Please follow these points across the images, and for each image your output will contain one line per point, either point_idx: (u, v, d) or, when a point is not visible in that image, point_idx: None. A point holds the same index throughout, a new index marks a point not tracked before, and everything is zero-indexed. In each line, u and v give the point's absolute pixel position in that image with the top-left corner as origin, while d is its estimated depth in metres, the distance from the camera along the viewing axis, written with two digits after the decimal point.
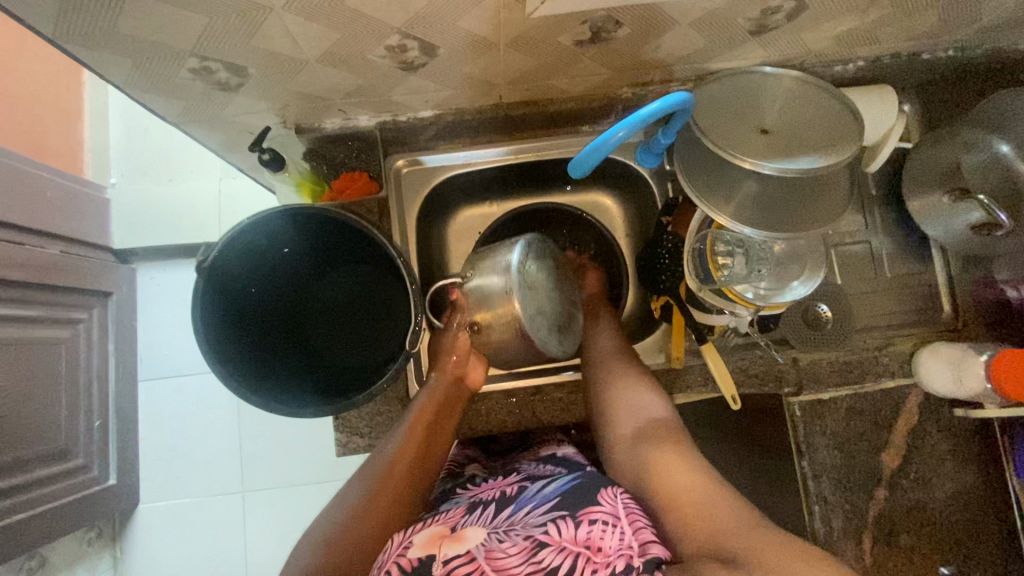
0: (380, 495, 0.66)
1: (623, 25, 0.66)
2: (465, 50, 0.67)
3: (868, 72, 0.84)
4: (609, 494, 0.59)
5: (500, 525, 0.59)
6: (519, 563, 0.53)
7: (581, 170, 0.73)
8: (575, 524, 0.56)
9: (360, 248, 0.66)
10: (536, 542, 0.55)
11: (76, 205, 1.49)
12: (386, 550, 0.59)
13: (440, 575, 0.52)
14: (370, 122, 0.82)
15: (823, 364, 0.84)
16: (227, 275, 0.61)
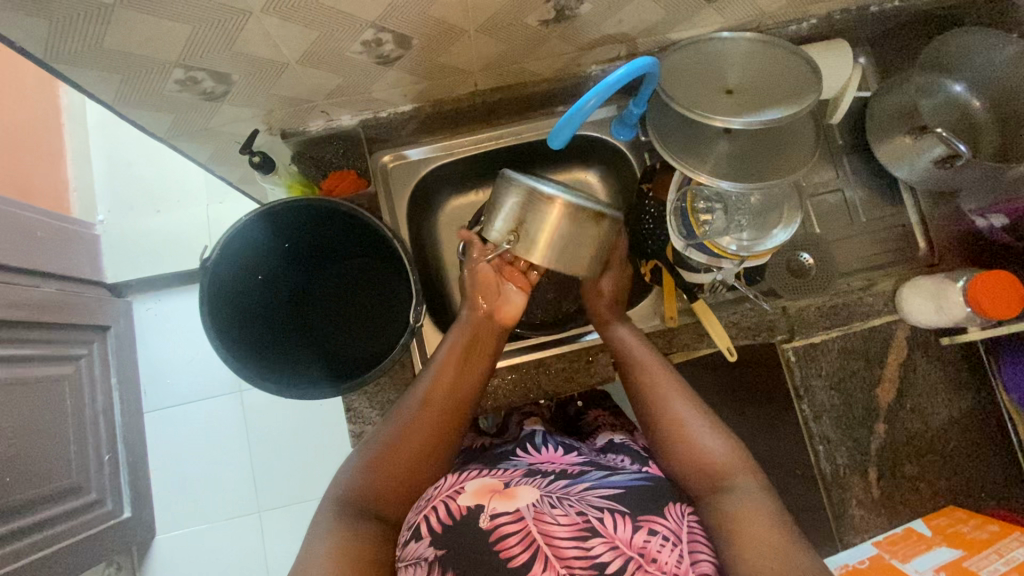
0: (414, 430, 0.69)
1: (585, 1, 0.70)
2: (437, 41, 0.71)
3: (821, 28, 0.89)
4: (675, 511, 0.61)
5: (554, 492, 0.61)
6: (568, 535, 0.55)
7: (560, 139, 0.75)
8: (632, 527, 0.57)
9: (352, 234, 0.68)
10: (590, 521, 0.56)
11: (68, 242, 1.50)
12: (437, 488, 0.65)
13: (486, 529, 0.55)
14: (352, 121, 0.85)
15: (811, 310, 0.88)
16: (227, 277, 0.63)
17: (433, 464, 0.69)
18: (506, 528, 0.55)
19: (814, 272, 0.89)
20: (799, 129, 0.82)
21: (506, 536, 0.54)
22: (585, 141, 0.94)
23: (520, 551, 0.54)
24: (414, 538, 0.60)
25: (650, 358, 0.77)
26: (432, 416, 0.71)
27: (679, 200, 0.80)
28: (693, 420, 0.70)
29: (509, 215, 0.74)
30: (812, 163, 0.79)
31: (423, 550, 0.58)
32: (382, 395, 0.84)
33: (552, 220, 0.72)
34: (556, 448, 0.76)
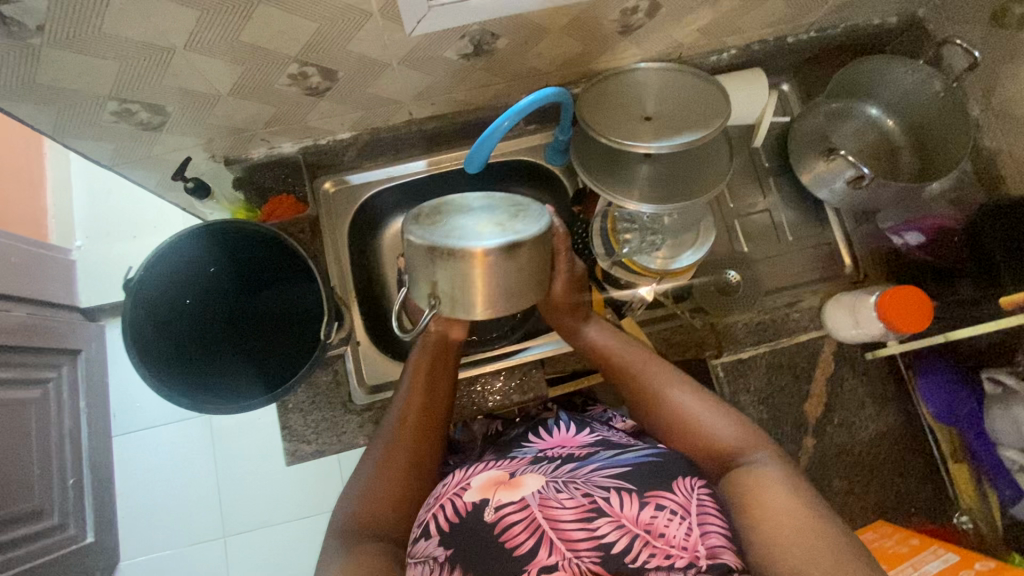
0: (397, 447, 0.72)
1: (500, 36, 0.75)
2: (363, 73, 0.75)
3: (740, 58, 0.94)
4: (684, 486, 0.64)
5: (560, 477, 0.69)
6: (573, 518, 0.62)
7: (477, 164, 0.79)
8: (639, 504, 0.62)
9: (272, 260, 0.71)
10: (595, 502, 0.63)
11: (42, 267, 1.54)
12: (445, 486, 0.73)
13: (491, 521, 0.64)
14: (293, 148, 0.89)
15: (740, 325, 0.90)
16: (153, 306, 0.67)
17: (419, 481, 0.72)
18: (512, 518, 0.63)
19: (741, 287, 0.92)
20: (712, 153, 0.86)
21: (510, 526, 0.63)
22: (521, 166, 0.98)
23: (525, 538, 0.62)
24: (424, 536, 0.67)
25: (634, 359, 0.79)
26: (412, 432, 0.74)
27: (602, 237, 0.85)
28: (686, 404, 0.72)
29: (425, 280, 0.67)
30: (722, 185, 0.83)
31: (432, 549, 0.65)
32: (317, 414, 0.86)
33: (478, 276, 0.63)
34: (567, 429, 0.83)
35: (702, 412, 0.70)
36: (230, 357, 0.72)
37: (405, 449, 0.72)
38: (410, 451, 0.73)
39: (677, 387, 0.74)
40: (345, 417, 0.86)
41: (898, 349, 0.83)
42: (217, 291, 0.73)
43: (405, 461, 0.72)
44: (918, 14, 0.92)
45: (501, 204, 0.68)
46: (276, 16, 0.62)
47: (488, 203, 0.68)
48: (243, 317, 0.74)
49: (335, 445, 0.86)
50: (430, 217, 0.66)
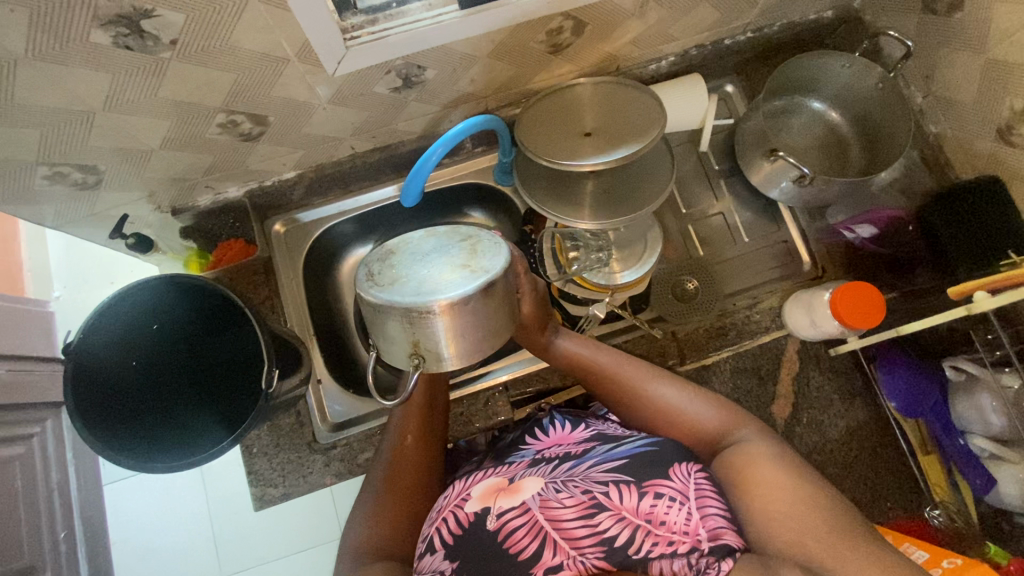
0: (399, 474, 0.71)
1: (428, 67, 0.75)
2: (294, 114, 0.75)
3: (680, 65, 0.94)
4: (681, 471, 0.61)
5: (559, 476, 0.65)
6: (574, 516, 0.59)
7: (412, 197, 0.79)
8: (638, 494, 0.59)
9: (211, 313, 0.70)
10: (595, 498, 0.60)
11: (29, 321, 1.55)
12: (446, 497, 0.69)
13: (494, 529, 0.61)
14: (239, 193, 0.89)
15: (699, 332, 0.90)
16: (105, 368, 0.68)
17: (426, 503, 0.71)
18: (512, 523, 0.61)
19: (698, 295, 0.91)
20: (653, 163, 0.87)
21: (513, 531, 0.60)
22: (471, 190, 0.97)
23: (529, 542, 0.59)
24: (428, 552, 0.64)
25: (615, 359, 0.75)
26: (412, 459, 0.72)
27: (551, 259, 0.87)
28: (670, 398, 0.70)
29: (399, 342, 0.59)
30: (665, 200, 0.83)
31: (437, 564, 0.62)
32: (281, 455, 0.85)
33: (448, 328, 0.56)
34: (563, 426, 0.78)
35: (688, 403, 0.69)
36: (186, 415, 0.71)
37: (409, 476, 0.71)
38: (412, 476, 0.71)
39: (661, 379, 0.72)
40: (311, 457, 0.85)
41: (858, 345, 0.82)
42: (166, 352, 0.73)
43: (411, 487, 0.71)
44: (853, 7, 0.93)
45: (453, 240, 0.62)
46: (191, 71, 0.62)
47: (438, 242, 0.62)
48: (194, 373, 0.73)
49: (302, 487, 0.85)
50: (380, 271, 0.60)
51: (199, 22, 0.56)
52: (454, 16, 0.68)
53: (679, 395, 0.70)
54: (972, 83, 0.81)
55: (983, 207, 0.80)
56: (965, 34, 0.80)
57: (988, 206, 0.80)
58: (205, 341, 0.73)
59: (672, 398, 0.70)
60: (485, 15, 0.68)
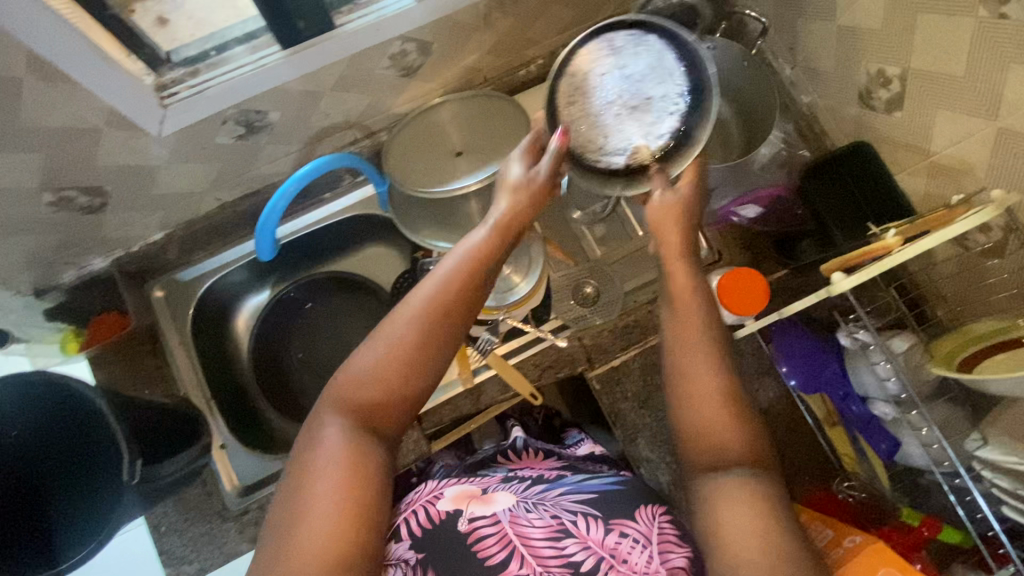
0: (407, 333, 0.52)
1: (269, 110, 0.71)
2: (134, 180, 0.71)
3: (551, 66, 0.91)
4: (646, 515, 0.60)
5: (530, 497, 0.63)
6: (542, 536, 0.57)
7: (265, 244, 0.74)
8: (604, 528, 0.58)
9: (69, 418, 0.65)
10: (564, 522, 0.58)
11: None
12: (419, 493, 0.68)
13: (465, 531, 0.59)
14: (105, 263, 0.84)
15: (606, 335, 0.89)
16: None
17: (422, 392, 0.53)
18: (482, 530, 0.59)
19: (600, 296, 0.89)
20: None
21: (482, 538, 0.58)
22: (358, 222, 0.94)
23: (497, 550, 0.57)
24: (394, 540, 0.62)
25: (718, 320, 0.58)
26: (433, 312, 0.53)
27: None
28: (697, 399, 0.53)
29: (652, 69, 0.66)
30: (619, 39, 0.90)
31: (403, 553, 0.60)
32: (193, 529, 0.82)
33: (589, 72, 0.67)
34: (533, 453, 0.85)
35: (723, 412, 0.52)
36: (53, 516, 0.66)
37: (418, 343, 0.52)
38: (423, 336, 0.52)
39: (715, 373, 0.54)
40: (223, 527, 0.82)
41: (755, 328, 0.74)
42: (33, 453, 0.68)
43: (414, 355, 0.51)
44: None
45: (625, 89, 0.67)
46: None
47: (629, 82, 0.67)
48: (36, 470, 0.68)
49: (218, 558, 0.82)
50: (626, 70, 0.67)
51: None
52: (276, 58, 0.65)
53: (717, 392, 0.53)
54: (830, 51, 0.80)
55: (841, 181, 0.81)
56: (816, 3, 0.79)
57: (847, 180, 0.81)
58: (52, 443, 0.68)
59: (704, 396, 0.53)
60: (309, 53, 0.65)
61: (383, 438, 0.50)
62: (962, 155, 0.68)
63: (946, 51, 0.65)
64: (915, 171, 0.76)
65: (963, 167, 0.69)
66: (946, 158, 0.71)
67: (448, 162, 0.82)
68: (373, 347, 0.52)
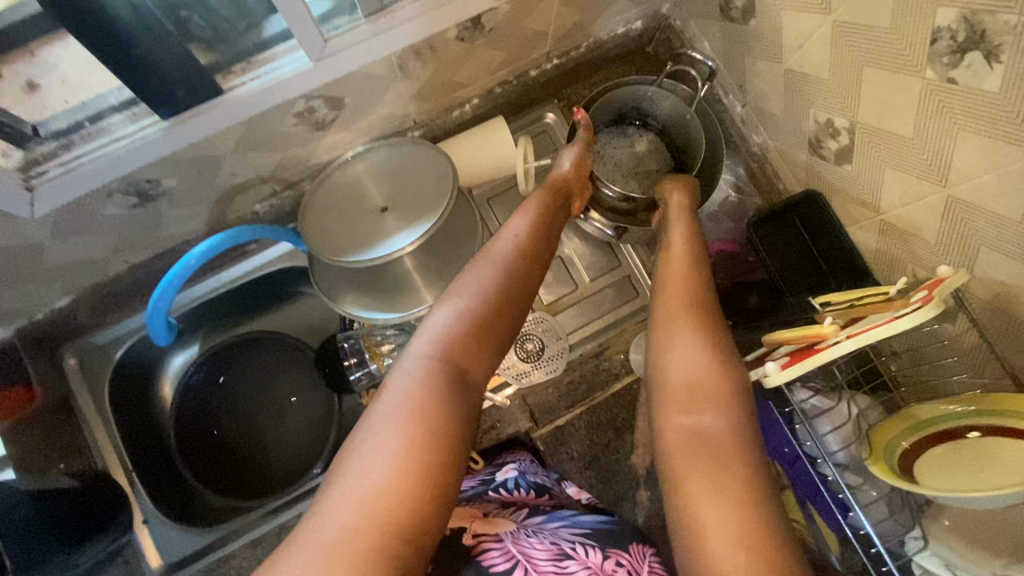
0: (484, 299, 0.57)
1: (162, 179, 0.65)
2: (17, 257, 0.65)
3: (487, 105, 0.85)
4: (638, 552, 0.63)
5: (530, 525, 0.64)
6: (545, 557, 0.57)
7: (160, 328, 0.70)
8: (602, 556, 0.59)
9: None
10: (563, 548, 0.59)
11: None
12: None
13: (468, 544, 0.58)
14: (7, 332, 0.79)
15: (550, 393, 0.86)
16: None
17: (490, 359, 0.56)
18: (488, 543, 0.58)
19: (544, 352, 0.84)
20: (465, 226, 0.80)
21: (487, 550, 0.57)
22: (288, 275, 0.89)
23: (502, 561, 0.56)
24: None
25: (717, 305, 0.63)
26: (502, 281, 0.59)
27: (359, 358, 0.81)
28: (678, 360, 0.58)
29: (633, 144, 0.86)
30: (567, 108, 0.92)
31: None
32: None
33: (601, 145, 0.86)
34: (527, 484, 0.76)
35: (707, 378, 0.56)
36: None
37: (507, 293, 0.58)
38: (498, 301, 0.57)
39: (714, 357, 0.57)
40: None
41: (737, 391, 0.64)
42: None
43: (491, 316, 0.56)
44: (662, 13, 0.86)
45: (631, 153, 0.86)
46: None
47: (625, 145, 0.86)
48: None
49: None
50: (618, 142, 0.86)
51: None
52: (157, 130, 0.59)
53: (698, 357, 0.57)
54: (779, 93, 0.75)
55: (790, 231, 0.77)
56: (762, 42, 0.73)
57: (795, 229, 0.77)
58: None
59: (687, 360, 0.57)
60: (194, 122, 0.59)
61: (463, 386, 0.52)
62: (910, 218, 0.63)
63: (892, 110, 0.59)
64: (866, 227, 0.71)
65: (913, 230, 0.64)
66: (896, 219, 0.66)
67: (377, 222, 0.74)
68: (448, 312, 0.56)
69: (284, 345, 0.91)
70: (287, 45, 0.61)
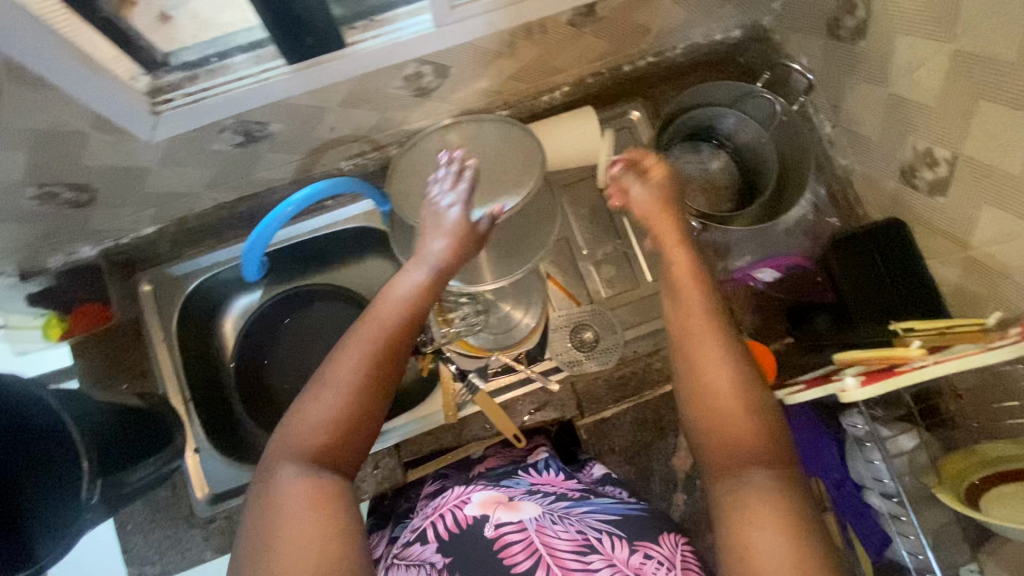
0: (359, 371, 0.53)
1: (270, 122, 0.67)
2: (124, 181, 0.68)
3: (577, 94, 0.86)
4: (669, 539, 0.61)
5: (555, 511, 0.63)
6: (567, 549, 0.56)
7: (252, 261, 0.73)
8: (629, 549, 0.57)
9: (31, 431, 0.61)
10: (588, 539, 0.58)
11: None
12: (446, 497, 0.68)
13: (490, 537, 0.58)
14: (94, 251, 0.82)
15: (600, 384, 0.87)
16: None
17: (378, 418, 0.54)
18: (510, 536, 0.57)
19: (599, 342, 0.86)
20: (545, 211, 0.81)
21: (508, 545, 0.57)
22: (361, 234, 0.91)
23: (524, 558, 0.56)
24: (421, 541, 0.63)
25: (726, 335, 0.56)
26: (394, 315, 0.58)
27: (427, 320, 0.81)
28: (717, 383, 0.52)
29: (710, 161, 0.88)
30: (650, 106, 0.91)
31: (429, 555, 0.61)
32: (158, 530, 0.82)
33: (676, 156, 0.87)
34: (557, 470, 0.75)
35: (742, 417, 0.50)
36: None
37: (375, 355, 0.55)
38: (371, 367, 0.54)
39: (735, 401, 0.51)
40: (189, 532, 0.82)
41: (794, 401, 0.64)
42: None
43: (370, 384, 0.53)
44: (763, 24, 0.86)
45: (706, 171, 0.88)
46: None
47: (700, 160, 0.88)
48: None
49: (181, 563, 0.82)
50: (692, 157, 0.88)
51: None
52: (279, 72, 0.61)
53: (726, 374, 0.52)
54: (876, 117, 0.75)
55: (866, 258, 0.76)
56: (868, 65, 0.73)
57: (873, 257, 0.76)
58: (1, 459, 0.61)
59: (720, 383, 0.52)
60: (316, 70, 0.61)
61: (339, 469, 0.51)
62: (1001, 257, 0.63)
63: (1000, 146, 0.59)
64: (948, 261, 0.71)
65: (1001, 269, 0.63)
66: (985, 256, 0.65)
67: None
68: (327, 376, 0.54)
69: (350, 300, 0.93)
70: (411, 8, 0.63)
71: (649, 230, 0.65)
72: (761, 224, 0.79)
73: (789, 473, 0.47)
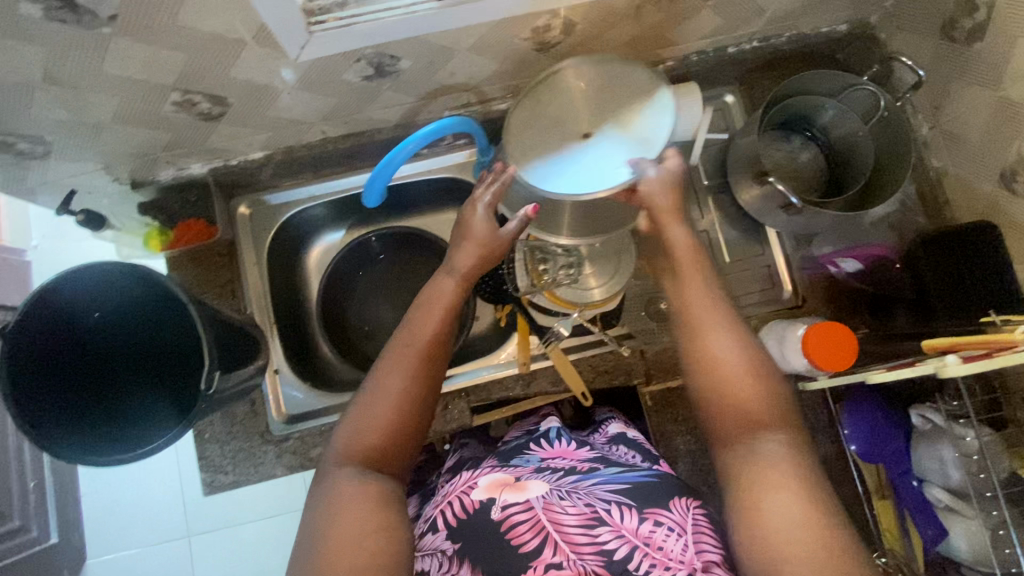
0: (405, 382, 0.58)
1: (401, 58, 0.70)
2: (256, 98, 0.71)
3: (680, 70, 0.88)
4: (680, 504, 0.57)
5: (562, 486, 0.60)
6: (575, 523, 0.53)
7: (375, 192, 0.77)
8: (639, 517, 0.54)
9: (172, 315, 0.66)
10: (598, 511, 0.55)
11: (18, 258, 1.24)
12: (452, 485, 0.67)
13: (497, 519, 0.55)
14: (202, 169, 0.85)
15: (669, 354, 0.89)
16: (59, 323, 0.63)
17: (421, 423, 0.58)
18: (514, 514, 0.54)
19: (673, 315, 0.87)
20: None
21: (514, 525, 0.53)
22: (450, 185, 0.94)
23: (531, 536, 0.53)
24: (431, 531, 0.61)
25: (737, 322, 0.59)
26: (428, 330, 0.62)
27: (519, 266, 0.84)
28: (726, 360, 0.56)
29: (801, 150, 0.88)
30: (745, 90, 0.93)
31: (439, 544, 0.58)
32: (234, 443, 0.85)
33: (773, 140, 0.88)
34: (568, 442, 0.74)
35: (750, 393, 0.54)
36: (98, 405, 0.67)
37: (415, 365, 0.59)
38: (413, 377, 0.58)
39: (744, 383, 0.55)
40: (263, 448, 0.85)
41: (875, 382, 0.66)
42: (93, 331, 0.67)
43: (413, 395, 0.58)
44: (869, 22, 0.88)
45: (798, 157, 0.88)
46: (136, 47, 0.57)
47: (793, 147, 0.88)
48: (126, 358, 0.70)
49: (253, 476, 0.85)
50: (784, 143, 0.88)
51: (138, 1, 0.51)
52: (427, 8, 0.63)
53: (737, 354, 0.56)
54: (981, 120, 0.76)
55: (950, 257, 0.78)
56: (980, 68, 0.75)
57: (957, 256, 0.77)
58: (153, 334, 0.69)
59: (729, 362, 0.56)
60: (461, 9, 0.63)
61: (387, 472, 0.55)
62: None
63: None
64: None
65: None
66: None
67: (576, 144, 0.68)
68: (375, 387, 0.58)
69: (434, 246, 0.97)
70: None
71: (649, 209, 0.67)
72: (851, 214, 0.81)
73: (800, 429, 0.52)
